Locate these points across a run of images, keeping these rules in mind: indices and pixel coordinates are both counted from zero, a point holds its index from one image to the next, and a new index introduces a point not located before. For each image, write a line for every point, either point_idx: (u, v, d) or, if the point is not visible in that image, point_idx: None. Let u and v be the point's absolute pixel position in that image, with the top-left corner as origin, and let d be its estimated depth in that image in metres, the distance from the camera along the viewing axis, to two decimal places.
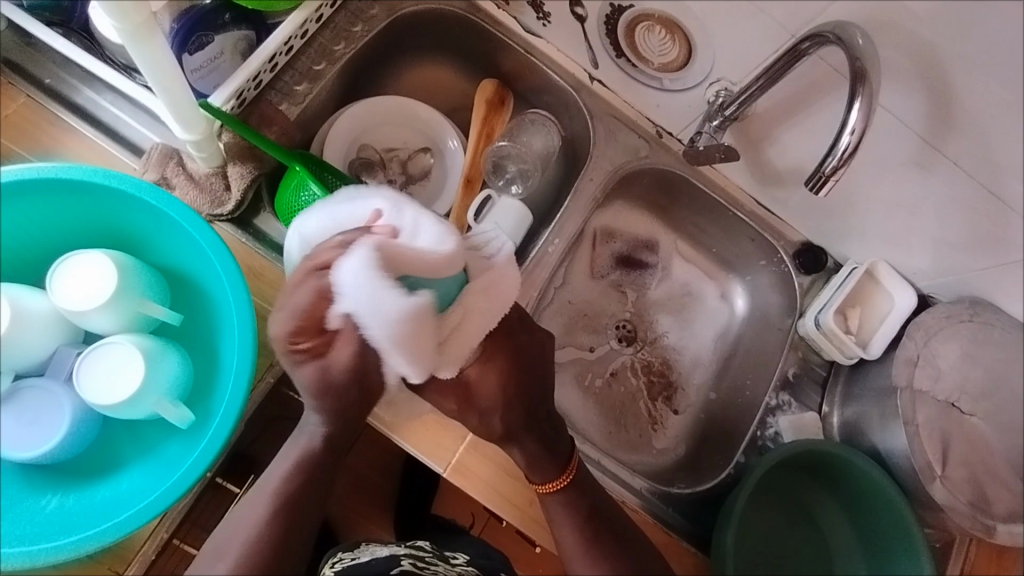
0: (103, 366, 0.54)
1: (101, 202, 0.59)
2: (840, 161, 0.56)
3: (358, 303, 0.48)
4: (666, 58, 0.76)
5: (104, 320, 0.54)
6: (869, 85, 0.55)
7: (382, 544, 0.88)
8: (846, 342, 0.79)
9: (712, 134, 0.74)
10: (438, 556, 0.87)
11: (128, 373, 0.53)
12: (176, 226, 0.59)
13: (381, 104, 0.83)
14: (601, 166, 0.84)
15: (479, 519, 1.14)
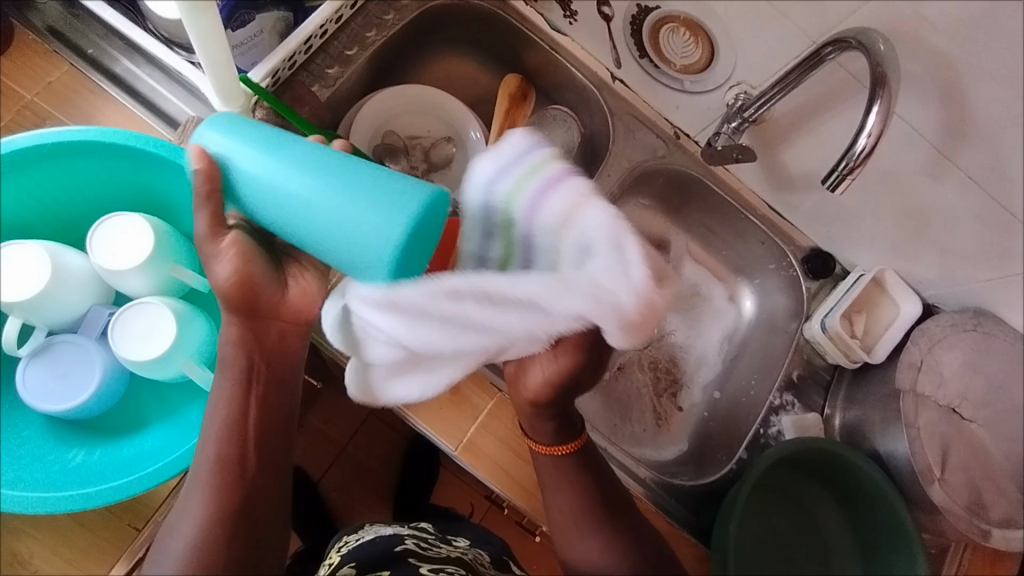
0: (135, 325, 0.55)
1: (141, 168, 0.61)
2: (856, 162, 0.58)
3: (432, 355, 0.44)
4: (689, 59, 0.80)
5: (138, 281, 0.56)
6: (888, 90, 0.57)
7: (385, 526, 0.89)
8: (851, 346, 0.81)
9: (729, 136, 0.76)
10: (441, 539, 0.88)
11: (159, 332, 0.55)
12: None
13: (407, 92, 0.84)
14: (619, 163, 0.86)
15: (478, 508, 1.16)
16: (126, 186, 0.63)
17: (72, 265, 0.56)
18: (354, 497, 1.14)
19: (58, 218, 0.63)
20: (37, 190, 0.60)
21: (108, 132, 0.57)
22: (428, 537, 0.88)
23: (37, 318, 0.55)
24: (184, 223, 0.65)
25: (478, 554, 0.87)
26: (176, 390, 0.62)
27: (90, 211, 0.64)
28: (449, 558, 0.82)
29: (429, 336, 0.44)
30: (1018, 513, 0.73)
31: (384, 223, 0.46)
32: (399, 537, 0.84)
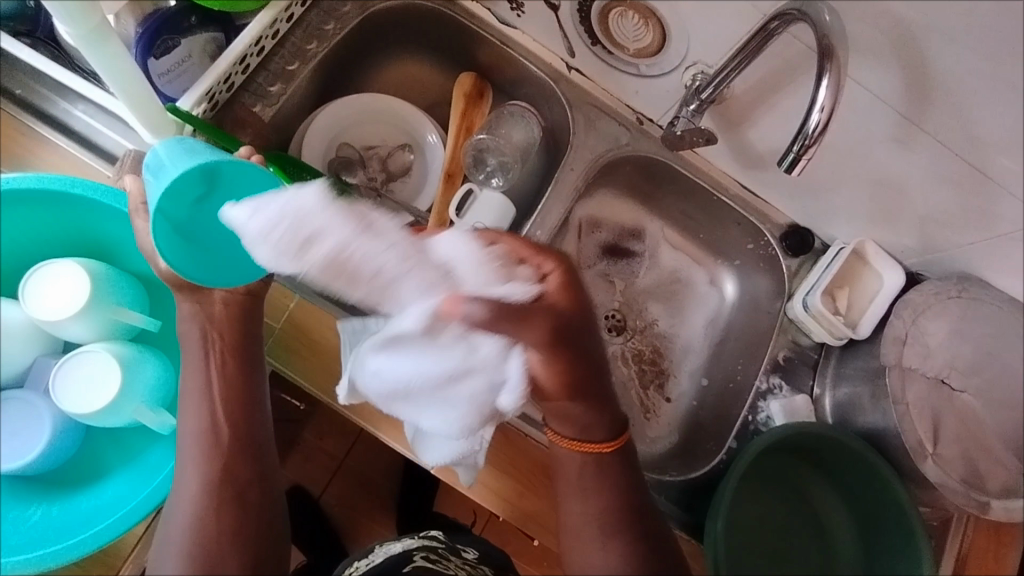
0: (80, 375, 0.53)
1: (73, 210, 0.60)
2: (811, 139, 0.55)
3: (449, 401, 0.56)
4: (641, 43, 0.77)
5: (77, 328, 0.55)
6: (837, 61, 0.54)
7: (394, 542, 0.87)
8: (835, 323, 0.78)
9: (689, 118, 0.73)
10: (450, 551, 0.88)
11: (104, 383, 0.54)
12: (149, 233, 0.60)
13: (357, 102, 0.82)
14: (581, 156, 0.84)
15: (481, 516, 1.15)
16: (57, 229, 0.61)
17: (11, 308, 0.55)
18: (352, 511, 1.13)
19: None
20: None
21: (31, 178, 0.55)
22: (437, 548, 0.87)
23: None
24: (123, 261, 0.63)
25: None
26: (133, 434, 0.62)
27: (27, 258, 0.62)
28: None
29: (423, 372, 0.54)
30: (1018, 482, 0.71)
31: (175, 168, 0.50)
32: (409, 553, 0.84)
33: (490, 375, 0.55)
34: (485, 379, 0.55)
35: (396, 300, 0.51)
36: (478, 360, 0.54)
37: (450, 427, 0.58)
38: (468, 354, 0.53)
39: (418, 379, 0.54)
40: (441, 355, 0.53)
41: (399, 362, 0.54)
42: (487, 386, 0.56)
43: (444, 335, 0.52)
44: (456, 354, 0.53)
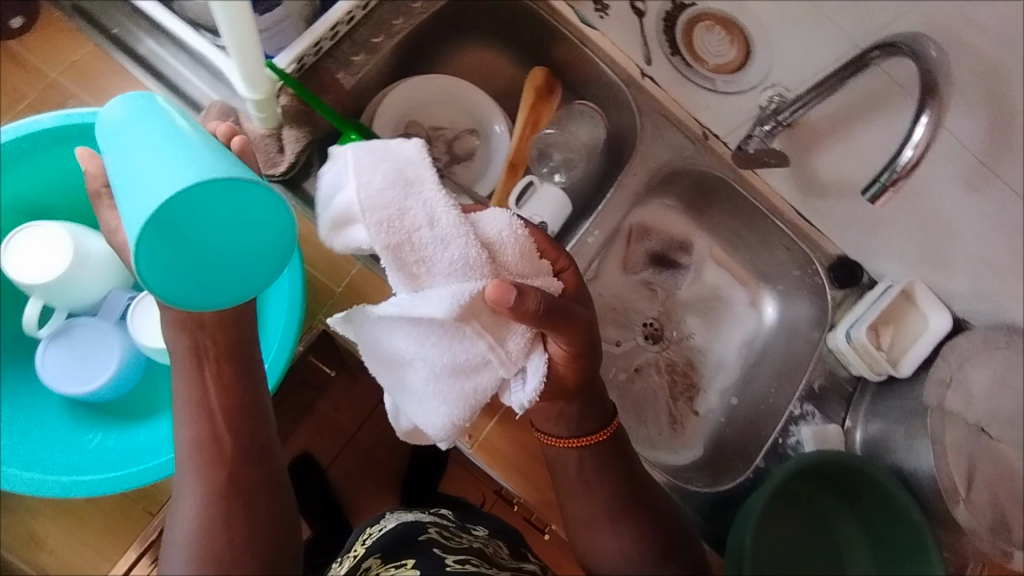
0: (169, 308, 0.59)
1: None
2: (901, 173, 0.56)
3: (445, 382, 0.57)
4: (724, 59, 0.79)
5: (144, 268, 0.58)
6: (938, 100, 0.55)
7: (407, 512, 0.88)
8: (877, 358, 0.79)
9: (762, 138, 0.74)
10: (460, 528, 0.89)
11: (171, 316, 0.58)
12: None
13: (431, 82, 0.84)
14: (645, 162, 0.85)
15: (489, 496, 1.15)
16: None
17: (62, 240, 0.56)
18: (359, 483, 1.14)
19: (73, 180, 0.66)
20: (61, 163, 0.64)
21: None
22: (448, 525, 0.88)
23: (56, 299, 0.57)
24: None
25: (498, 546, 0.90)
26: None
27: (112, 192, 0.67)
28: (471, 549, 0.82)
29: (428, 348, 0.56)
30: None
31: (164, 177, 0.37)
32: (422, 524, 0.84)
33: (506, 369, 0.58)
34: (497, 374, 0.58)
35: (425, 289, 0.54)
36: (497, 352, 0.57)
37: (438, 415, 0.58)
38: (490, 347, 0.56)
39: (437, 359, 0.56)
40: (443, 333, 0.55)
41: (422, 338, 0.56)
42: (495, 381, 0.58)
43: (469, 323, 0.55)
44: (482, 347, 0.56)
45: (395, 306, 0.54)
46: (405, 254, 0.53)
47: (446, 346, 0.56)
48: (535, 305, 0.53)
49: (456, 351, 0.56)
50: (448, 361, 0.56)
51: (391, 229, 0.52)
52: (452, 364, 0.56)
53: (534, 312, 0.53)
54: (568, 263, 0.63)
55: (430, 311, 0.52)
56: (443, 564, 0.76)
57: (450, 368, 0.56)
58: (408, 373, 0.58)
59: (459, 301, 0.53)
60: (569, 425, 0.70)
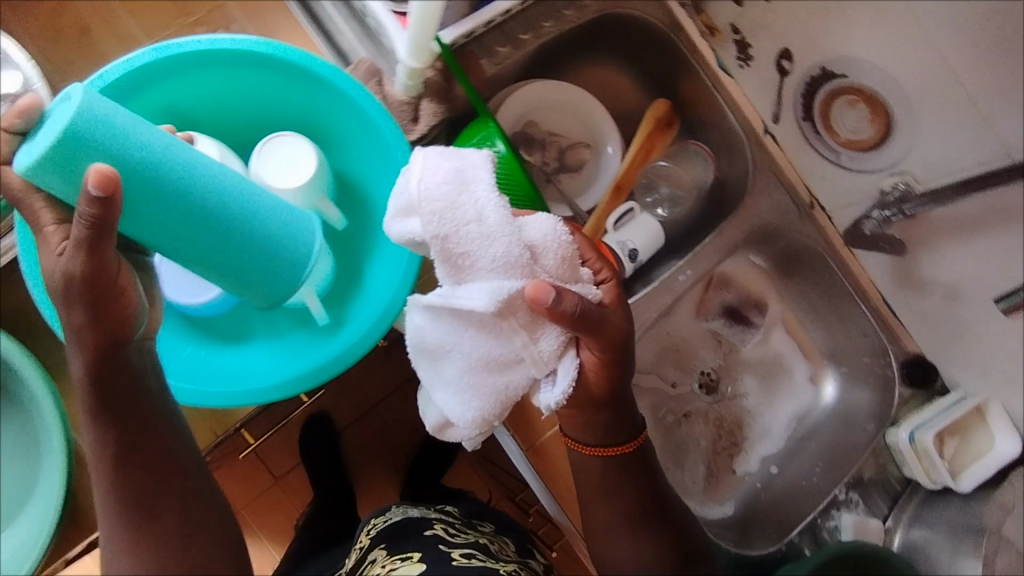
0: None
1: (324, 95, 0.64)
2: None
3: (479, 373, 0.59)
4: (858, 135, 0.79)
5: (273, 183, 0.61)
6: None
7: (412, 507, 0.90)
8: (937, 465, 0.78)
9: (879, 223, 0.79)
10: (466, 525, 0.88)
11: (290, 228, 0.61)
12: (369, 141, 0.65)
13: (559, 89, 0.85)
14: (747, 219, 0.85)
15: (496, 494, 1.12)
16: (298, 104, 0.66)
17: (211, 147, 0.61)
18: (374, 453, 1.15)
19: (225, 110, 0.66)
20: (227, 90, 0.64)
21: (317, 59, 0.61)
22: (453, 521, 0.88)
23: None
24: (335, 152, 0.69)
25: (503, 543, 0.87)
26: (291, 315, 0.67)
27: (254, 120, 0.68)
28: (473, 542, 0.81)
29: (466, 338, 0.58)
30: None
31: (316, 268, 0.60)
32: (428, 520, 0.85)
33: (538, 368, 0.59)
34: (528, 373, 0.59)
35: (469, 280, 0.56)
36: (531, 351, 0.58)
37: (468, 407, 0.60)
38: (526, 343, 0.58)
39: (472, 350, 0.58)
40: (483, 324, 0.57)
41: (461, 329, 0.58)
42: (527, 379, 0.60)
43: (508, 319, 0.57)
44: (518, 343, 0.58)
45: (439, 298, 0.57)
46: (453, 247, 0.56)
47: (485, 336, 0.58)
48: (571, 308, 0.56)
49: (491, 343, 0.58)
50: (483, 352, 0.58)
51: (444, 221, 0.55)
52: (486, 354, 0.58)
53: (570, 315, 0.56)
54: (608, 273, 0.64)
55: (470, 304, 0.55)
56: (448, 558, 0.75)
57: (484, 360, 0.58)
58: (444, 364, 0.60)
59: (499, 296, 0.55)
60: (594, 434, 0.70)
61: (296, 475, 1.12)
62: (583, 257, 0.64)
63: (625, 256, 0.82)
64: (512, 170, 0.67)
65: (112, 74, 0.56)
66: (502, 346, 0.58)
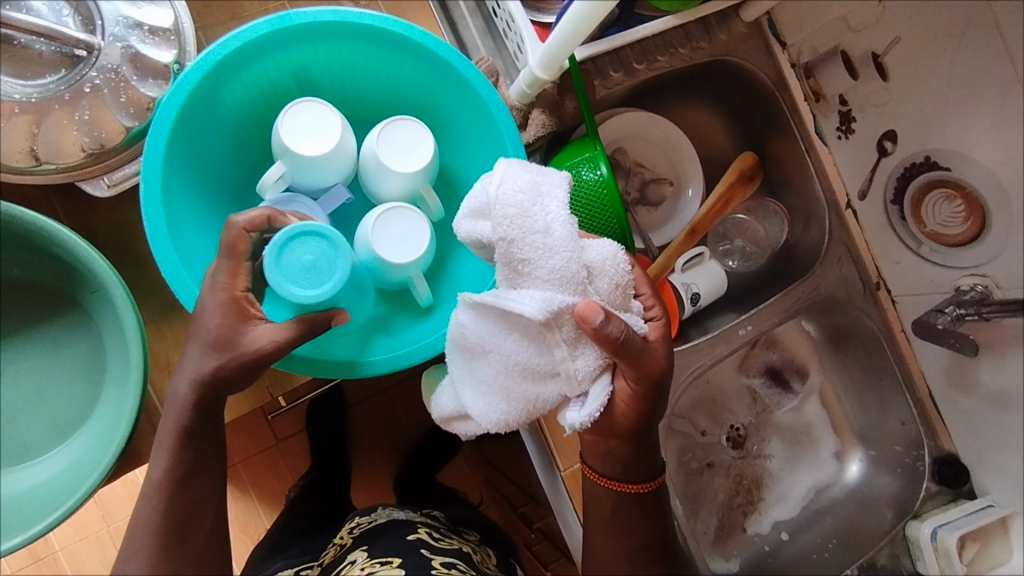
0: (392, 229, 0.59)
1: (454, 94, 0.60)
2: None
3: (509, 378, 0.56)
4: (949, 228, 0.75)
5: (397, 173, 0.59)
6: None
7: (399, 510, 0.89)
8: (954, 567, 0.79)
9: (951, 321, 0.76)
10: (450, 531, 0.87)
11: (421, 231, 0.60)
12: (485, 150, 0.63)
13: (656, 122, 0.85)
14: (815, 286, 0.85)
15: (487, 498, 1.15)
16: (422, 93, 0.62)
17: (332, 122, 0.57)
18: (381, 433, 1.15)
19: (346, 83, 0.62)
20: (358, 64, 0.60)
21: (458, 57, 0.57)
22: (437, 526, 0.87)
23: (291, 171, 0.57)
24: (446, 146, 0.66)
25: (485, 555, 0.84)
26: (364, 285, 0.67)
27: (351, 86, 0.63)
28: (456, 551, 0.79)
29: (509, 341, 0.55)
30: None
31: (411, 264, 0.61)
32: (411, 523, 0.84)
33: (570, 387, 0.56)
34: (560, 390, 0.56)
35: (522, 289, 0.53)
36: (568, 368, 0.55)
37: (495, 410, 0.57)
38: (565, 357, 0.54)
39: (512, 355, 0.55)
40: (527, 332, 0.54)
41: (506, 331, 0.55)
42: (556, 396, 0.57)
43: (553, 332, 0.53)
44: (557, 358, 0.54)
45: (490, 296, 0.54)
46: (514, 252, 0.53)
47: (524, 343, 0.55)
48: (619, 335, 0.52)
49: (530, 351, 0.55)
50: (520, 360, 0.55)
51: (513, 225, 0.53)
52: (524, 361, 0.55)
53: (615, 342, 0.52)
54: (660, 313, 0.59)
55: (521, 309, 0.52)
56: (428, 566, 0.73)
57: (519, 367, 0.55)
58: (479, 363, 0.57)
59: (549, 308, 0.52)
60: (614, 466, 0.66)
61: (298, 441, 1.12)
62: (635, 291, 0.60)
63: (687, 299, 0.83)
64: (612, 196, 0.65)
65: (255, 32, 0.53)
66: (540, 356, 0.55)
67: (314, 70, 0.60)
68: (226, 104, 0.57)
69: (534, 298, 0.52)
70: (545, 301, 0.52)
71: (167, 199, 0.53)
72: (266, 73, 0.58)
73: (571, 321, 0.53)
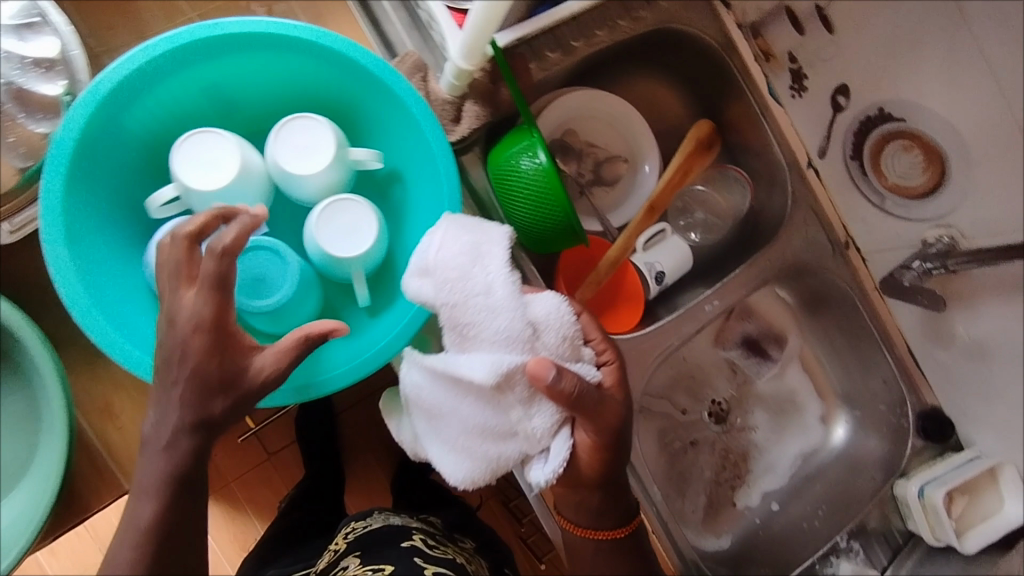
0: (333, 224, 0.54)
1: (372, 93, 0.57)
2: None
3: (472, 438, 0.57)
4: (906, 180, 0.75)
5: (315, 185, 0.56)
6: None
7: (391, 515, 0.88)
8: (943, 525, 0.77)
9: (918, 274, 0.78)
10: (442, 536, 0.86)
11: (356, 230, 0.55)
12: (406, 139, 0.59)
13: (604, 99, 0.83)
14: (781, 252, 0.83)
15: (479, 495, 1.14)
16: (333, 90, 0.59)
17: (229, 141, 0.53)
18: (364, 439, 1.12)
19: (257, 95, 0.60)
20: (270, 74, 0.58)
21: (347, 44, 0.54)
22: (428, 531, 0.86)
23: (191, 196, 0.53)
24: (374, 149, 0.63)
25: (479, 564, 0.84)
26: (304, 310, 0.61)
27: (269, 97, 0.60)
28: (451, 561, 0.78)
29: (466, 402, 0.56)
30: None
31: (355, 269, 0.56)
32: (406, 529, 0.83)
33: (528, 445, 0.57)
34: (521, 448, 0.57)
35: (470, 353, 0.55)
36: (524, 427, 0.56)
37: (461, 470, 0.59)
38: (521, 418, 0.56)
39: (470, 416, 0.57)
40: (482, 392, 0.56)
41: (460, 395, 0.56)
42: (518, 454, 0.58)
43: (505, 393, 0.55)
44: (512, 417, 0.56)
45: (441, 361, 0.56)
46: (458, 316, 0.54)
47: (480, 403, 0.56)
48: (571, 389, 0.53)
49: (488, 409, 0.56)
50: (479, 418, 0.56)
51: (455, 292, 0.53)
52: (483, 421, 0.56)
53: (568, 396, 0.53)
54: (612, 356, 0.59)
55: (471, 375, 0.54)
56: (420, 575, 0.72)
57: (479, 427, 0.57)
58: (441, 426, 0.59)
59: (497, 370, 0.54)
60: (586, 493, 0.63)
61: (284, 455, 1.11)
62: (585, 336, 0.60)
63: (652, 278, 0.81)
64: (553, 184, 0.63)
65: (152, 52, 0.51)
66: (495, 417, 0.56)
67: (226, 84, 0.58)
68: (134, 133, 0.56)
69: (482, 363, 0.54)
70: (492, 365, 0.53)
71: (73, 237, 0.50)
72: (170, 97, 0.56)
73: (522, 380, 0.55)
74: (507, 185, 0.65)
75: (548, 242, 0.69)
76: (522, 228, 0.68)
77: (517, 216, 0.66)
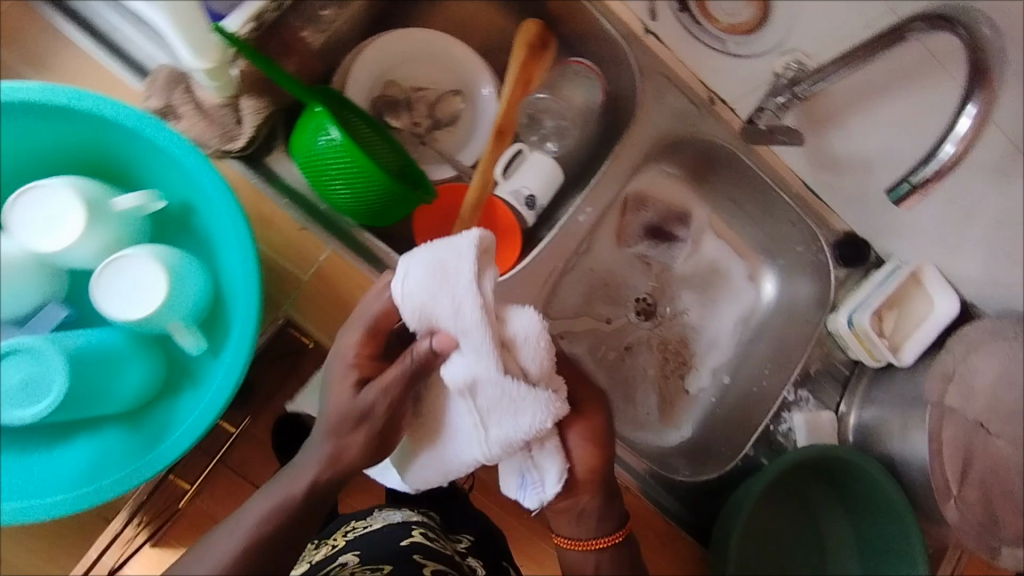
0: (121, 281, 0.50)
1: (112, 131, 0.54)
2: (933, 171, 0.58)
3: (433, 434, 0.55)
4: (737, 19, 0.76)
5: (89, 251, 0.52)
6: (987, 91, 0.56)
7: None
8: (878, 345, 0.76)
9: (775, 112, 0.71)
10: None
11: (133, 284, 0.50)
12: (167, 164, 0.56)
13: (411, 35, 0.76)
14: (645, 131, 0.78)
15: None
16: (81, 145, 0.56)
17: None
18: None
19: (9, 178, 0.56)
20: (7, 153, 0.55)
21: (37, 89, 0.50)
22: None
23: None
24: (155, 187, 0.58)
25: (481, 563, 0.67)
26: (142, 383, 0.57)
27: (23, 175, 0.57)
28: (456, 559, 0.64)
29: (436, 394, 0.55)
30: None
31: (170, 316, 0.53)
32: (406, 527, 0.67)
33: (482, 455, 0.55)
34: (475, 456, 0.55)
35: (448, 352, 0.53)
36: (482, 435, 0.54)
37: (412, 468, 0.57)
38: (478, 426, 0.53)
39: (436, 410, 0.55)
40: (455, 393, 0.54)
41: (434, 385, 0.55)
42: (472, 461, 0.55)
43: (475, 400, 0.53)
44: (472, 423, 0.53)
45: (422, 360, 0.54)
46: (432, 315, 0.52)
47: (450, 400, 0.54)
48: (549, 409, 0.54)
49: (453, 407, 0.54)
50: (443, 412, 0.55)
51: (430, 294, 0.52)
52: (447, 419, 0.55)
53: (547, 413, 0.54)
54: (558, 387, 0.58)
55: (447, 372, 0.52)
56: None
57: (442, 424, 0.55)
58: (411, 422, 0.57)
59: (474, 378, 0.52)
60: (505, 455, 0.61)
61: None
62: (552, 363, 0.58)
63: (523, 206, 0.76)
64: (356, 155, 0.58)
65: None
66: (458, 419, 0.54)
67: None
68: None
69: (458, 361, 0.52)
70: (476, 371, 0.52)
71: None
72: None
73: (501, 398, 0.53)
74: (316, 171, 0.60)
75: (385, 213, 0.64)
76: (352, 210, 0.63)
77: (340, 200, 0.61)
